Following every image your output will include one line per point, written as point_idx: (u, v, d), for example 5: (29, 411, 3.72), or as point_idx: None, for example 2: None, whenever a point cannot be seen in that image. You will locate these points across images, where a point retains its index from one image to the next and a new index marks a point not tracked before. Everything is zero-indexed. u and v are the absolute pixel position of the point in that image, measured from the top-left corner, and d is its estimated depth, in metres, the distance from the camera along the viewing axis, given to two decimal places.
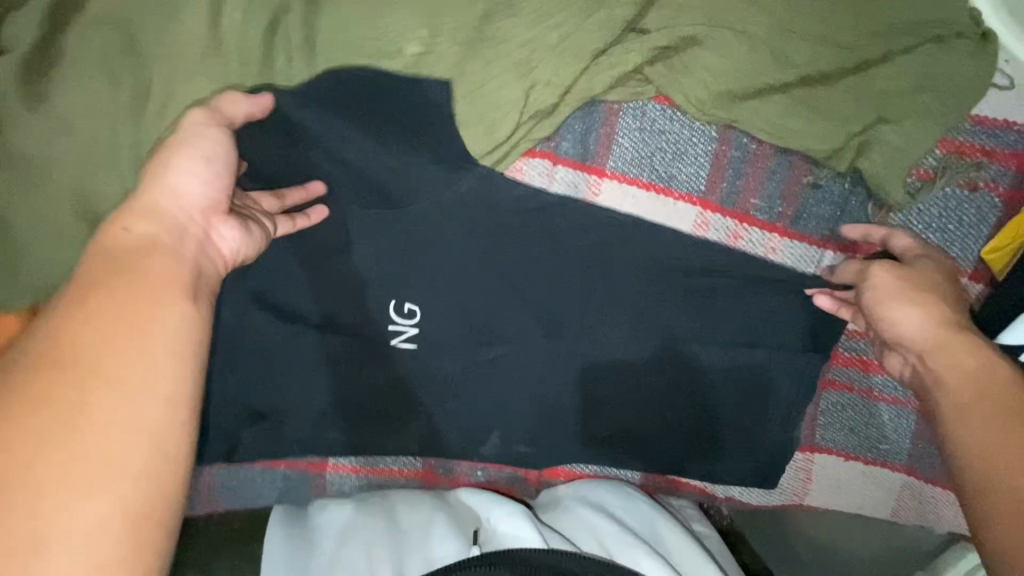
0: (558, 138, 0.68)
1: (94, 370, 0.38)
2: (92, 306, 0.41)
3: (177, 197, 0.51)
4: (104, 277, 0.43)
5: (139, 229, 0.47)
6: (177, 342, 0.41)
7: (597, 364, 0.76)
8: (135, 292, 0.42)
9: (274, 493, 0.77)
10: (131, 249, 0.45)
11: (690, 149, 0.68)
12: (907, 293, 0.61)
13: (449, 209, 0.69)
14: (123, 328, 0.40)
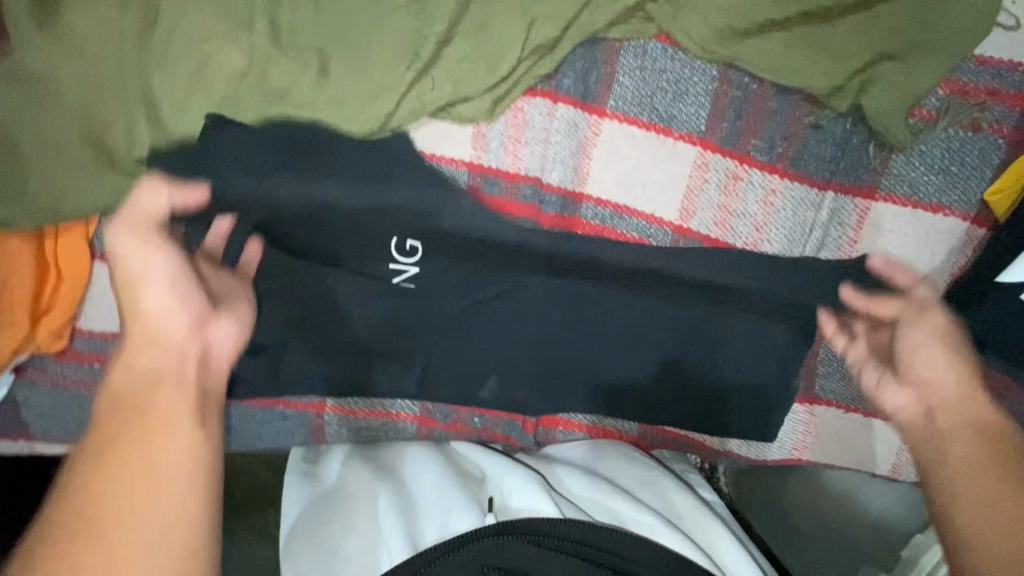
0: (558, 76, 0.68)
1: (108, 535, 0.39)
2: (99, 467, 0.41)
3: (162, 317, 0.50)
4: (110, 436, 0.43)
5: (131, 366, 0.47)
6: (180, 467, 0.42)
7: (597, 307, 0.75)
8: (141, 440, 0.43)
9: (274, 433, 0.78)
10: (130, 387, 0.45)
11: (690, 89, 0.68)
12: (942, 341, 0.59)
13: (450, 145, 0.70)
14: (136, 471, 0.41)
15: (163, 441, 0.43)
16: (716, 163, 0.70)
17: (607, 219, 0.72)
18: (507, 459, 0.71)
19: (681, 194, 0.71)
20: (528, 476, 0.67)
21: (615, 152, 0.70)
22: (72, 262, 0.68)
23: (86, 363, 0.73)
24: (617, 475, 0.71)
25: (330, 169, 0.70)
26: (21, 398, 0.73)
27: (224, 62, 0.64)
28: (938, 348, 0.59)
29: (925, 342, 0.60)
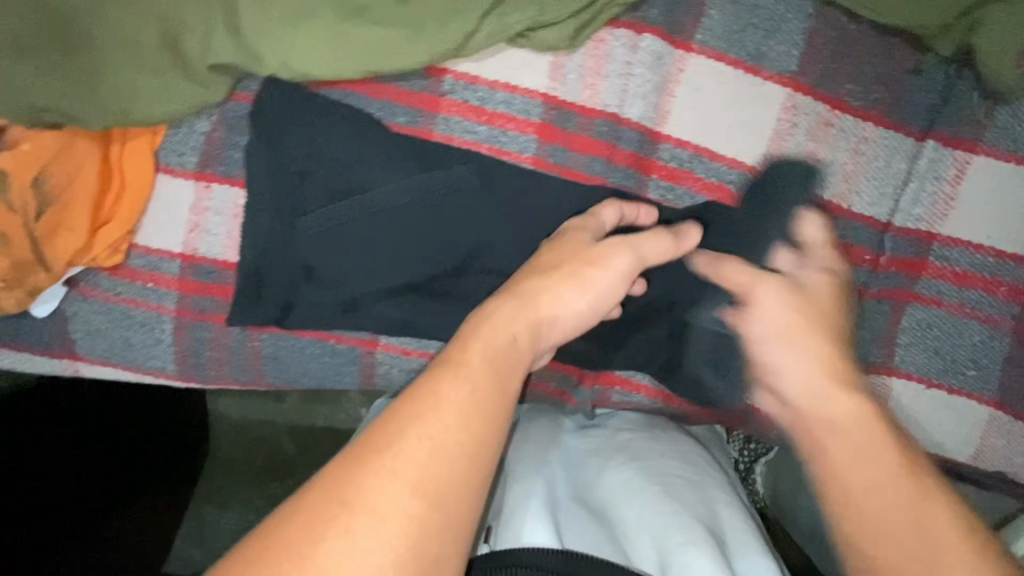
0: (646, 6, 0.65)
1: (411, 454, 0.39)
2: (455, 389, 0.42)
3: (566, 322, 0.52)
4: (484, 371, 0.44)
5: (519, 341, 0.48)
6: (479, 453, 0.41)
7: None
8: (475, 403, 0.42)
9: (323, 367, 0.75)
10: (509, 356, 0.46)
11: (784, 26, 0.65)
12: (791, 334, 0.58)
13: (528, 74, 0.68)
14: (456, 432, 0.40)
15: (479, 428, 0.41)
16: (806, 106, 0.66)
17: (685, 162, 0.69)
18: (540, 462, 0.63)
19: (766, 137, 0.67)
20: (540, 489, 0.59)
21: (700, 90, 0.67)
22: (135, 173, 0.66)
23: (139, 280, 0.71)
24: (667, 476, 0.61)
25: (403, 90, 0.68)
26: (71, 313, 0.71)
27: None
28: (800, 346, 0.58)
29: (790, 334, 0.58)
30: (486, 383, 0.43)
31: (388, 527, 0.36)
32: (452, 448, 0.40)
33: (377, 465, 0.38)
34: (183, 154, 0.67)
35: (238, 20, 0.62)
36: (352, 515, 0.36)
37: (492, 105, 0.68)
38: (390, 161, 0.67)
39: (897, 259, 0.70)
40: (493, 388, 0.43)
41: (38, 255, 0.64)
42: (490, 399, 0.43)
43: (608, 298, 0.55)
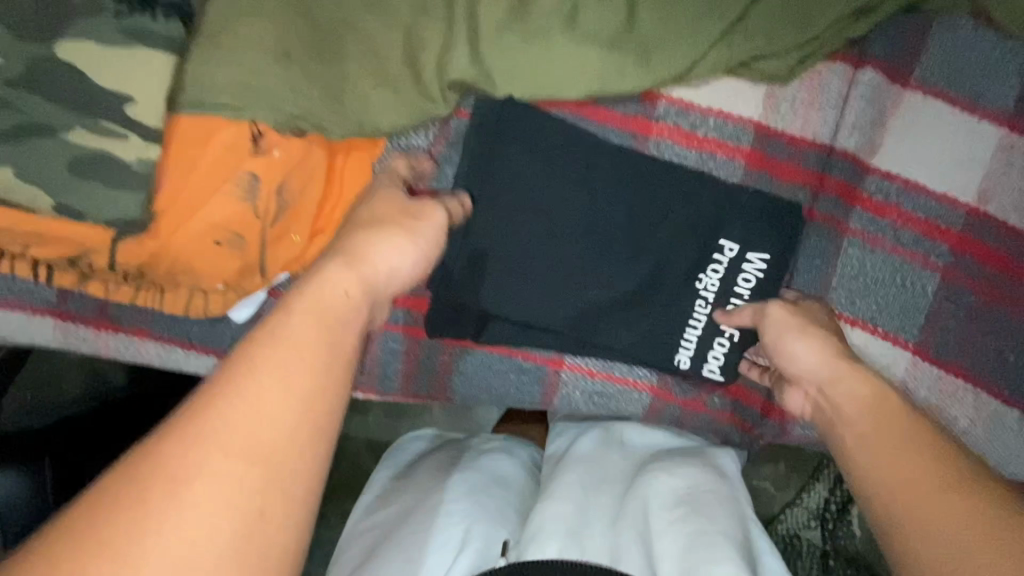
0: (866, 43, 0.68)
1: (226, 419, 0.36)
2: (270, 344, 0.40)
3: (392, 277, 0.50)
4: (306, 321, 0.42)
5: (348, 295, 0.45)
6: (315, 415, 0.39)
7: (866, 289, 0.71)
8: (295, 352, 0.40)
9: (507, 383, 0.76)
10: (342, 309, 0.44)
11: (1002, 67, 0.66)
12: (803, 327, 0.60)
13: (744, 104, 0.69)
14: (280, 390, 0.38)
15: (305, 386, 0.39)
16: (1022, 146, 0.67)
17: (893, 195, 0.69)
18: (559, 474, 0.63)
19: (980, 173, 0.68)
20: (569, 513, 0.57)
21: (913, 126, 0.68)
22: (352, 182, 0.65)
23: None
24: (699, 491, 0.60)
25: (620, 113, 0.69)
26: (266, 318, 0.72)
27: None
28: (813, 339, 0.59)
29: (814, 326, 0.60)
30: (315, 341, 0.41)
31: (204, 499, 0.34)
32: (283, 403, 0.38)
33: (182, 445, 0.35)
34: (397, 167, 0.67)
35: (486, 39, 0.63)
36: (157, 494, 0.34)
37: (704, 130, 0.69)
38: (610, 183, 0.68)
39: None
40: (320, 344, 0.41)
41: (259, 260, 0.63)
42: (323, 355, 0.41)
43: (438, 238, 0.55)
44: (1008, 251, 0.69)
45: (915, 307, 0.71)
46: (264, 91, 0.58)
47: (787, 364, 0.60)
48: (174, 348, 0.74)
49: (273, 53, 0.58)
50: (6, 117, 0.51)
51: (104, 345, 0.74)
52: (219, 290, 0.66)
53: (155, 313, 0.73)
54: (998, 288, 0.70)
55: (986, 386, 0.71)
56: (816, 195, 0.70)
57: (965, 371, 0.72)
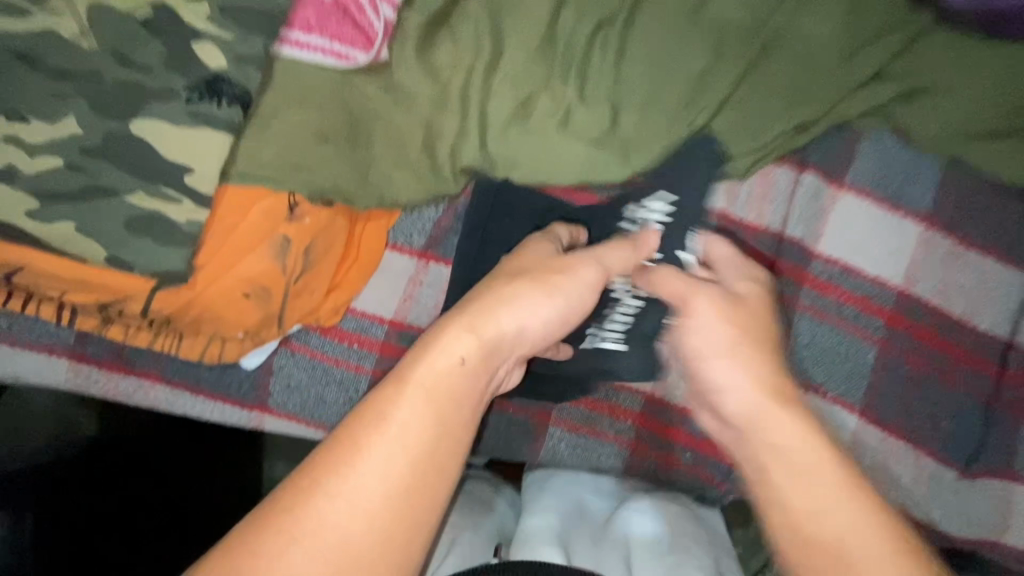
0: (807, 151, 0.82)
1: (335, 504, 0.42)
2: (374, 431, 0.45)
3: (521, 336, 0.53)
4: (417, 401, 0.46)
5: (473, 364, 0.49)
6: (413, 503, 0.44)
7: (816, 357, 0.81)
8: (395, 440, 0.45)
9: (497, 434, 0.82)
10: (451, 388, 0.48)
11: (917, 176, 0.81)
12: (738, 350, 0.57)
13: (708, 195, 0.81)
14: (402, 467, 0.44)
15: (401, 477, 0.44)
16: (937, 240, 0.80)
17: (835, 276, 0.81)
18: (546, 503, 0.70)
19: (905, 262, 0.80)
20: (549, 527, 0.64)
21: (848, 220, 0.81)
22: (371, 245, 0.75)
23: (347, 341, 0.77)
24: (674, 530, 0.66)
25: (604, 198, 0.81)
26: (275, 365, 0.77)
27: (544, 98, 0.76)
28: (738, 361, 0.56)
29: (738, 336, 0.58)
30: (443, 413, 0.47)
31: (342, 542, 0.42)
32: (386, 491, 0.43)
33: (331, 487, 0.43)
34: (411, 236, 0.78)
35: (493, 134, 0.76)
36: (308, 524, 0.42)
37: None
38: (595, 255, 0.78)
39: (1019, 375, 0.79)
40: (446, 417, 0.47)
41: (279, 312, 0.70)
42: (450, 425, 0.47)
43: (575, 297, 0.56)
44: (932, 328, 0.80)
45: (858, 374, 0.81)
46: (303, 167, 0.67)
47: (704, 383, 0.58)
48: (180, 392, 0.78)
49: (313, 135, 0.67)
50: (80, 180, 0.60)
51: (115, 387, 0.77)
52: (237, 338, 0.72)
53: (168, 357, 0.77)
54: (927, 361, 0.80)
55: (924, 447, 0.80)
56: (772, 272, 0.81)
57: (905, 433, 0.81)
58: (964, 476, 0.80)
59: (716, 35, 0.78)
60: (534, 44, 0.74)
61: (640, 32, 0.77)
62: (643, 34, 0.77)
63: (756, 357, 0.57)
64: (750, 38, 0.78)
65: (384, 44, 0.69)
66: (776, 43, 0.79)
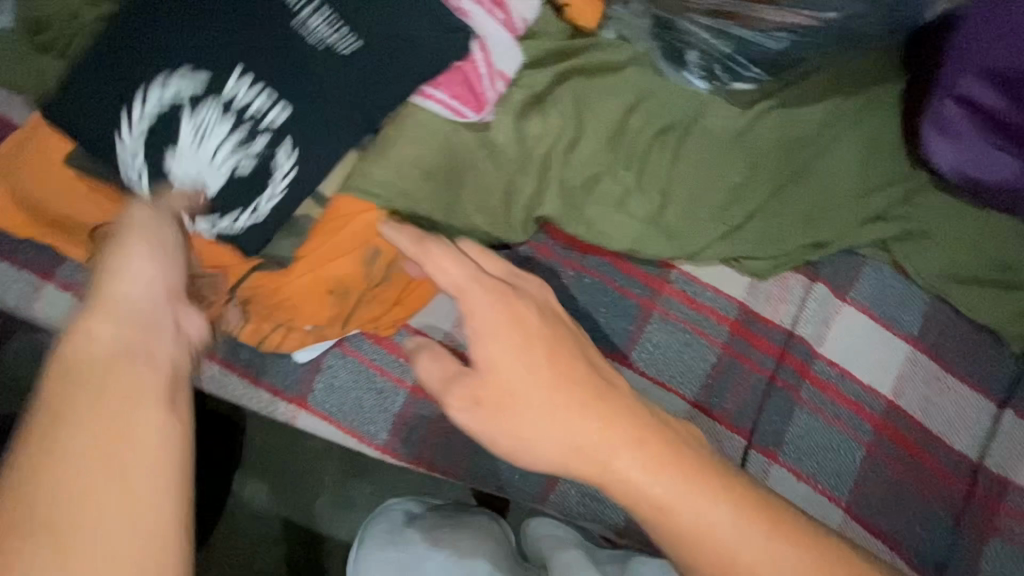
0: (819, 265, 0.95)
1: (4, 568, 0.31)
2: (45, 453, 0.33)
3: (128, 299, 0.41)
4: (62, 387, 0.36)
5: (112, 356, 0.38)
6: (123, 470, 0.34)
7: (812, 449, 0.89)
8: (53, 443, 0.34)
9: (512, 473, 0.85)
10: (126, 366, 0.38)
11: (910, 304, 0.94)
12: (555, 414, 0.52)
13: (730, 284, 0.94)
14: (108, 450, 0.34)
15: (79, 462, 0.34)
16: (923, 362, 0.92)
17: (834, 377, 0.91)
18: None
19: (893, 375, 0.91)
20: None
21: (851, 330, 0.92)
22: None
23: (394, 353, 0.84)
24: None
25: (642, 271, 0.93)
26: (326, 363, 0.83)
27: (608, 179, 0.91)
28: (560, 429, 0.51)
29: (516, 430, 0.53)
30: (129, 392, 0.37)
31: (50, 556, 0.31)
32: (74, 488, 0.33)
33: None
34: None
35: (568, 199, 0.89)
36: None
37: (702, 299, 0.93)
38: (624, 304, 0.91)
39: (985, 495, 0.88)
40: (123, 391, 0.36)
41: (345, 315, 0.77)
42: (136, 384, 0.37)
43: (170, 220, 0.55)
44: (915, 439, 0.90)
45: (847, 471, 0.89)
46: (407, 195, 0.77)
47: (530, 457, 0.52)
48: (228, 373, 0.82)
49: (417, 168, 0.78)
50: None
51: None
52: (302, 330, 0.78)
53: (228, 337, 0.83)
54: (908, 470, 0.89)
55: (901, 552, 0.87)
56: (780, 362, 0.91)
57: (884, 535, 0.87)
58: None
59: (749, 159, 0.96)
60: (606, 138, 0.91)
61: (690, 144, 0.96)
62: (693, 145, 0.96)
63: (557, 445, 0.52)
64: (777, 167, 0.96)
65: (490, 109, 0.83)
66: (796, 176, 0.97)
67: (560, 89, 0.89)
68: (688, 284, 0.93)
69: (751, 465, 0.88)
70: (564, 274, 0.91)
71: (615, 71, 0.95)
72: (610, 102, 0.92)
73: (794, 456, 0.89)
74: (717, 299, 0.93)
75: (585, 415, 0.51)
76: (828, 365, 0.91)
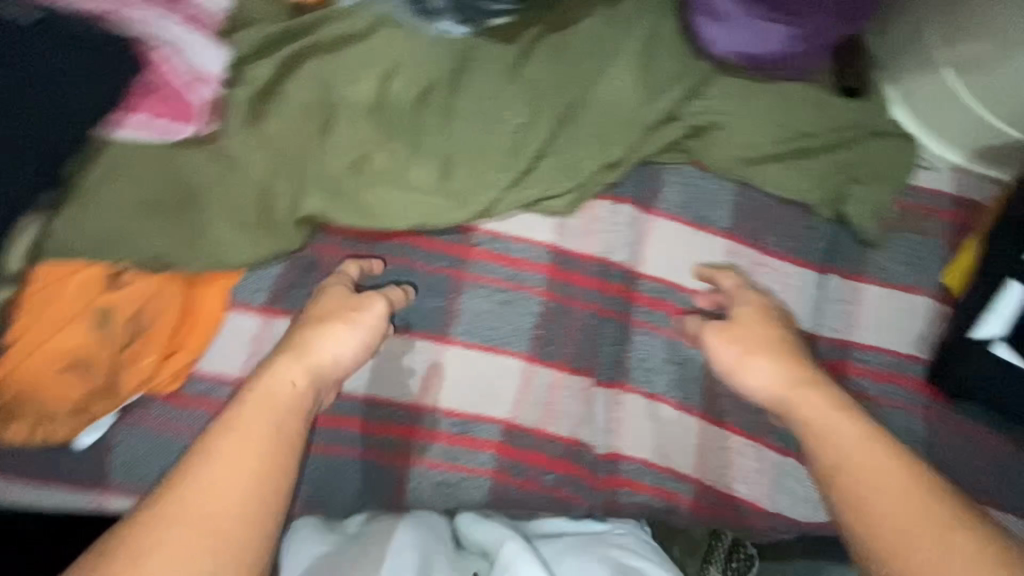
0: (622, 184, 0.92)
1: (185, 504, 0.54)
2: (212, 446, 0.59)
3: (327, 358, 0.70)
4: (249, 409, 0.62)
5: (301, 388, 0.66)
6: (271, 467, 0.59)
7: (653, 368, 0.89)
8: (229, 442, 0.59)
9: (360, 485, 0.83)
10: (281, 402, 0.64)
11: (718, 198, 0.92)
12: (750, 351, 0.78)
13: (535, 229, 0.89)
14: (256, 447, 0.59)
15: (254, 452, 0.59)
16: (743, 251, 0.91)
17: (661, 293, 0.90)
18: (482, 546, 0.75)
19: (717, 273, 0.90)
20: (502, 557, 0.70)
21: (666, 242, 0.91)
22: (209, 307, 0.77)
23: (191, 407, 0.77)
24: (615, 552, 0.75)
25: (440, 241, 0.86)
26: (117, 440, 0.76)
27: (378, 156, 0.84)
28: (762, 360, 0.76)
29: (744, 359, 0.78)
30: (275, 418, 0.62)
31: (208, 512, 0.54)
32: (244, 468, 0.58)
33: (190, 479, 0.56)
34: (254, 294, 0.80)
35: (333, 190, 0.81)
36: (168, 514, 0.54)
37: (512, 253, 0.88)
38: (431, 288, 0.85)
39: (829, 362, 0.90)
40: (279, 418, 0.62)
41: (108, 384, 0.72)
42: (284, 418, 0.63)
43: (370, 326, 0.74)
44: None
45: (692, 378, 0.90)
46: (138, 240, 0.72)
47: (749, 383, 0.76)
48: (10, 482, 0.75)
49: (144, 206, 0.73)
50: None
51: None
52: (64, 416, 0.71)
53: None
54: None
55: (761, 440, 0.89)
56: (605, 294, 0.89)
57: (743, 429, 0.89)
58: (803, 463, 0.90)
59: (530, 95, 0.91)
60: (366, 113, 0.85)
61: (463, 95, 0.90)
62: (465, 95, 0.90)
63: (766, 383, 0.75)
64: (558, 96, 0.92)
65: (208, 118, 0.75)
66: (581, 100, 0.92)
67: (294, 74, 0.81)
68: (494, 244, 0.88)
69: (597, 401, 0.88)
70: (358, 268, 0.83)
71: (357, 40, 0.86)
72: (360, 74, 0.85)
73: (637, 377, 0.89)
74: (527, 249, 0.88)
75: (783, 363, 0.75)
76: (650, 284, 0.90)
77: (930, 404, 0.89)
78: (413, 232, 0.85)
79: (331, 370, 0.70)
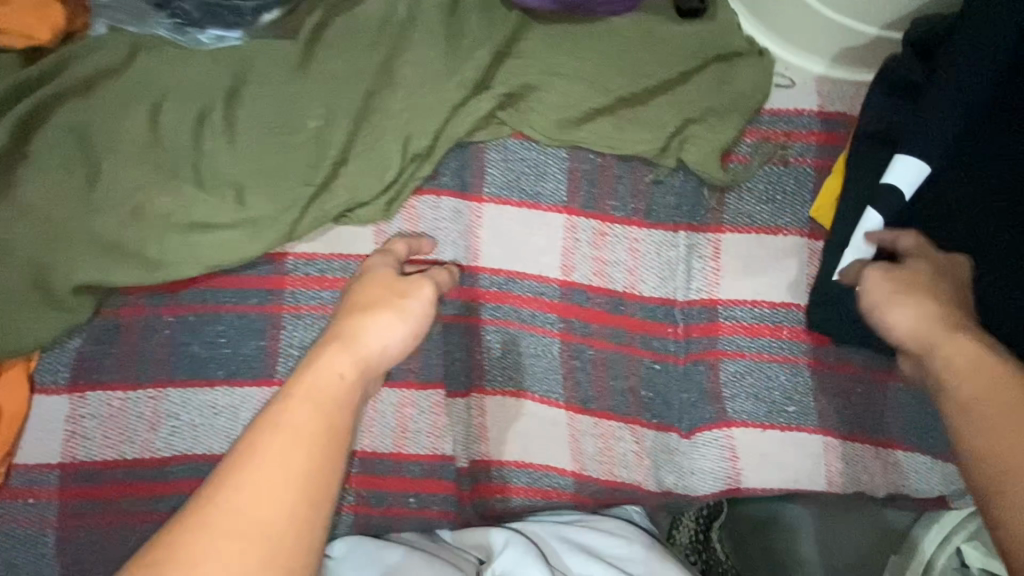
0: (440, 175, 0.84)
1: (234, 502, 0.48)
2: (262, 440, 0.51)
3: (377, 345, 0.61)
4: (303, 400, 0.54)
5: (350, 381, 0.57)
6: (321, 464, 0.52)
7: (507, 366, 0.83)
8: (279, 433, 0.52)
9: None
10: (335, 395, 0.56)
11: (549, 170, 0.83)
12: (898, 293, 0.62)
13: (349, 244, 0.82)
14: (309, 439, 0.52)
15: (311, 446, 0.52)
16: (583, 223, 0.82)
17: (503, 285, 0.83)
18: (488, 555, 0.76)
19: (559, 252, 0.82)
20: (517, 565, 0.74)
21: (497, 229, 0.83)
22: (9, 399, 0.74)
23: (20, 498, 0.76)
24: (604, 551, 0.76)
25: (249, 277, 0.80)
26: None
27: (159, 199, 0.76)
28: (915, 301, 0.61)
29: (894, 298, 0.62)
30: (326, 410, 0.54)
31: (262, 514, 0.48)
32: (304, 459, 0.51)
33: (239, 473, 0.49)
34: (57, 373, 0.76)
35: (113, 248, 0.75)
36: (215, 512, 0.48)
37: (332, 273, 0.81)
38: (244, 331, 0.79)
39: (699, 325, 0.82)
40: (329, 410, 0.54)
41: None
42: (337, 412, 0.55)
43: (412, 314, 0.64)
44: (602, 303, 0.82)
45: (553, 371, 0.83)
46: None
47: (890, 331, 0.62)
48: None
49: None
50: None
51: None
52: None
53: None
54: (611, 341, 0.83)
55: (637, 419, 0.83)
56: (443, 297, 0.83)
57: (615, 413, 0.83)
58: (685, 437, 0.83)
59: (323, 90, 0.81)
60: (137, 152, 0.77)
61: (245, 106, 0.80)
62: (247, 106, 0.80)
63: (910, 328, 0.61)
64: (353, 85, 0.81)
65: None
66: (382, 86, 0.81)
67: (44, 130, 0.76)
68: (311, 271, 0.81)
69: (454, 412, 0.83)
70: (164, 324, 0.78)
71: (116, 73, 0.78)
72: (123, 111, 0.77)
73: (490, 380, 0.83)
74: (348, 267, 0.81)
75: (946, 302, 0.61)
76: (488, 277, 0.83)
77: (810, 350, 0.82)
78: (215, 274, 0.79)
79: (381, 356, 0.61)
